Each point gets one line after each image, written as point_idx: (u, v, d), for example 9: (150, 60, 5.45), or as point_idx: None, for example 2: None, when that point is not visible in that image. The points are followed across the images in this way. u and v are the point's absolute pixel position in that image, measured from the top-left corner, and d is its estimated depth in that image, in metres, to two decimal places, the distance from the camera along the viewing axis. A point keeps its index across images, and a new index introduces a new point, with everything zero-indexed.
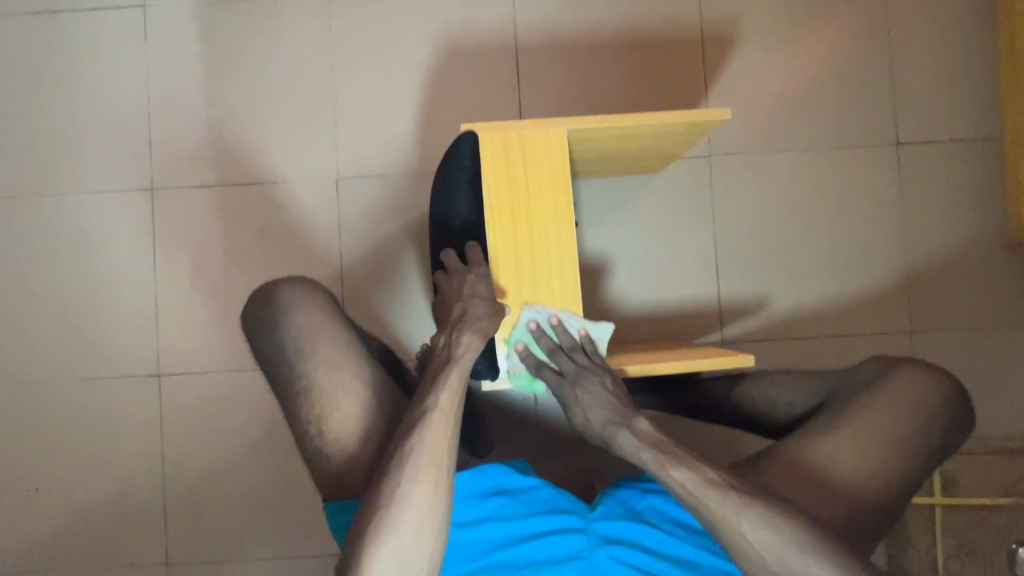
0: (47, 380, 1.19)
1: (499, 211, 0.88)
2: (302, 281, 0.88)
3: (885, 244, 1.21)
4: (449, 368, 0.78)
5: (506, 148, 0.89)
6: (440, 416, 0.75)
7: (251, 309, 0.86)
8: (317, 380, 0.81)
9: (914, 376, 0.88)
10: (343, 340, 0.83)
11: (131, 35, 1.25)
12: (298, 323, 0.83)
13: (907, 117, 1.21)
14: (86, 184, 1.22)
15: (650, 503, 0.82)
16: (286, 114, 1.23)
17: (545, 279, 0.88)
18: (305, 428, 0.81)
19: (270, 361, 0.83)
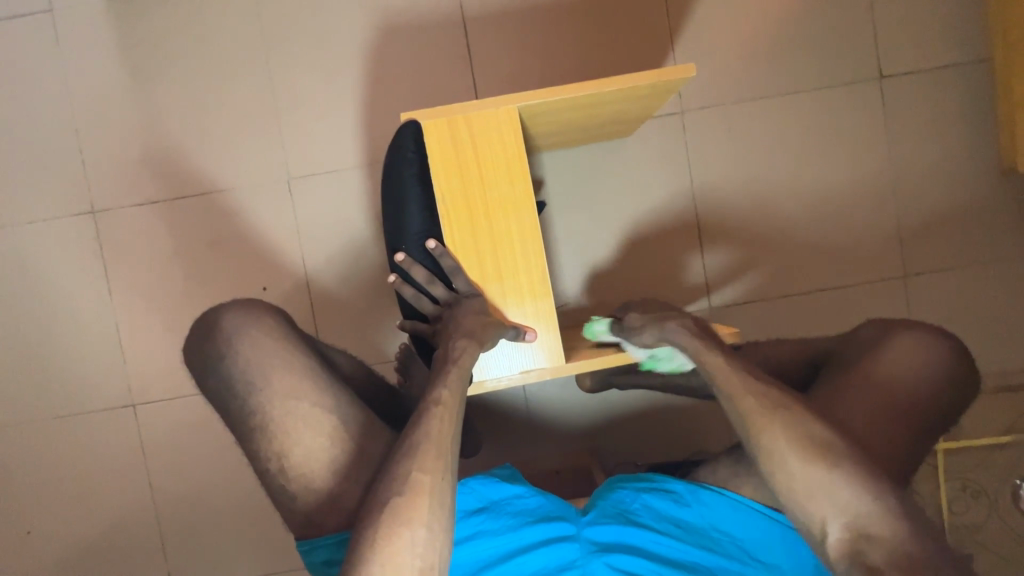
0: (32, 418, 1.18)
1: (455, 211, 0.77)
2: (252, 298, 0.78)
3: (872, 186, 1.16)
4: (450, 366, 0.70)
5: (452, 136, 0.76)
6: (443, 415, 0.65)
7: (194, 334, 0.75)
8: (273, 414, 0.69)
9: (918, 338, 0.79)
10: (300, 365, 0.72)
11: (40, 44, 1.14)
12: (249, 341, 0.72)
13: (888, 48, 1.14)
14: (25, 216, 1.16)
15: (647, 501, 0.76)
16: (220, 115, 1.13)
17: (511, 274, 0.78)
18: (265, 466, 0.70)
19: (220, 397, 0.72)
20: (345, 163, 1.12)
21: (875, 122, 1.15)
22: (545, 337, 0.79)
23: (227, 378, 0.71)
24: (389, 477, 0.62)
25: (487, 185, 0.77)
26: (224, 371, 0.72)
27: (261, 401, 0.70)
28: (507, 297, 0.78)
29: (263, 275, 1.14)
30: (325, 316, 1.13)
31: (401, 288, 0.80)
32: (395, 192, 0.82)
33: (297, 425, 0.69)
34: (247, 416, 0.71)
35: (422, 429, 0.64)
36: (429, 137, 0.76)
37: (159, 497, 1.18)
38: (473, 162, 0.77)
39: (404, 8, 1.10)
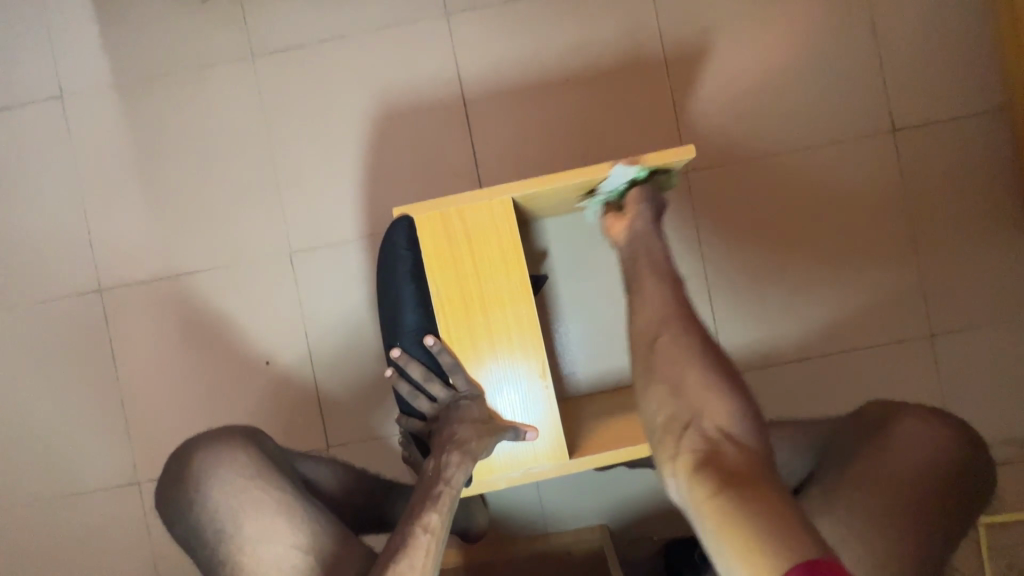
0: (39, 497, 1.18)
1: (450, 305, 0.75)
2: (224, 428, 0.82)
3: (890, 243, 1.11)
4: (442, 487, 0.70)
5: (446, 231, 0.74)
6: (427, 544, 0.66)
7: (169, 476, 0.78)
8: (244, 561, 0.71)
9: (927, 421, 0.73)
10: (271, 506, 0.74)
11: (52, 128, 1.17)
12: (217, 481, 0.75)
13: (900, 100, 1.10)
14: (35, 295, 1.17)
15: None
16: (222, 191, 1.14)
17: (510, 369, 0.75)
18: None
19: (195, 542, 0.75)
20: (345, 236, 1.11)
21: (890, 177, 1.10)
22: (548, 434, 0.75)
23: (197, 523, 0.74)
24: None
25: (483, 278, 0.75)
26: (200, 504, 0.75)
27: (232, 541, 0.72)
28: (507, 393, 0.75)
29: (265, 349, 1.13)
30: (328, 391, 1.12)
31: (396, 385, 0.79)
32: (387, 288, 0.80)
33: (273, 560, 0.71)
34: (220, 559, 0.72)
35: (406, 561, 0.65)
36: (422, 232, 0.74)
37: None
38: (468, 256, 0.75)
39: (402, 82, 1.11)
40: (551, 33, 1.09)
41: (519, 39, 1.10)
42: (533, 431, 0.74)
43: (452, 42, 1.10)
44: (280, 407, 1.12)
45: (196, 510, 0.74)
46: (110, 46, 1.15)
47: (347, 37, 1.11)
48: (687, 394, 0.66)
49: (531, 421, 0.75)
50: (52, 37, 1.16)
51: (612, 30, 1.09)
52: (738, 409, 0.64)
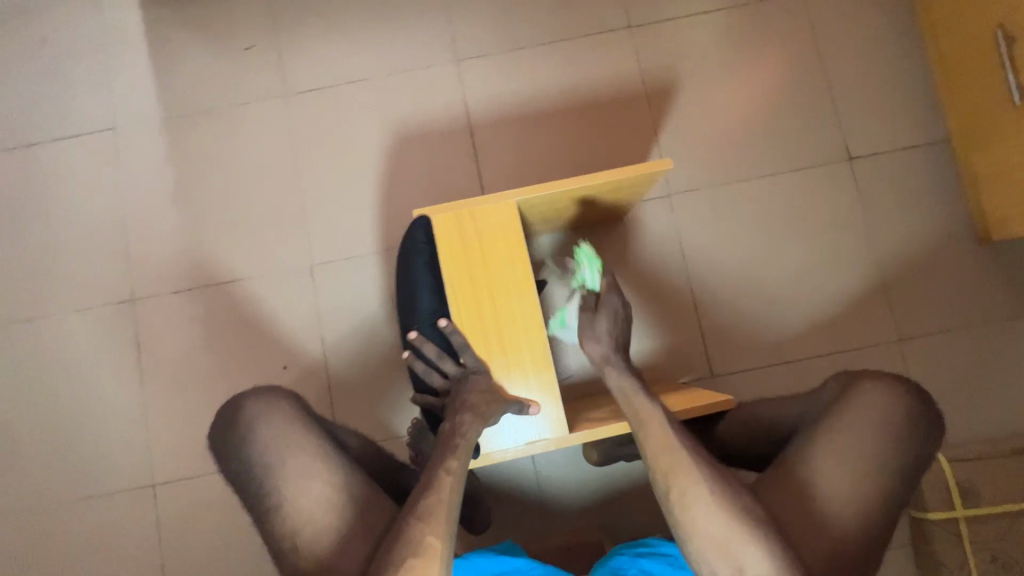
0: (57, 499, 1.22)
1: (461, 292, 0.85)
2: (273, 385, 0.91)
3: (854, 256, 1.23)
4: (461, 439, 0.76)
5: (460, 228, 0.86)
6: (450, 485, 0.71)
7: (220, 420, 0.86)
8: (287, 494, 0.79)
9: (884, 397, 0.79)
10: (312, 448, 0.82)
11: (103, 156, 1.31)
12: (266, 423, 0.84)
13: (853, 133, 1.25)
14: (72, 304, 1.27)
15: (642, 566, 0.78)
16: (252, 211, 1.27)
17: (514, 350, 0.84)
18: (279, 545, 0.77)
19: (240, 481, 0.82)
20: (363, 249, 1.23)
21: (850, 198, 1.24)
22: (548, 410, 0.83)
23: (247, 460, 0.82)
24: (397, 543, 0.66)
25: (491, 269, 0.85)
26: (249, 442, 0.83)
27: (277, 476, 0.80)
28: (512, 371, 0.84)
29: (283, 354, 1.21)
30: (342, 393, 1.19)
31: (413, 362, 0.88)
32: (407, 280, 0.94)
33: (312, 496, 0.79)
34: (264, 491, 0.80)
35: (430, 497, 0.70)
36: (438, 228, 0.85)
37: None
38: (478, 250, 0.86)
39: (417, 117, 1.26)
40: (547, 76, 1.26)
41: (520, 81, 1.26)
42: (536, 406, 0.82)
43: (461, 83, 1.27)
44: None
45: (246, 448, 0.82)
46: (161, 86, 1.32)
47: (370, 80, 1.28)
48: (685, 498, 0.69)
49: (534, 395, 0.83)
50: (110, 77, 1.32)
51: (600, 73, 1.26)
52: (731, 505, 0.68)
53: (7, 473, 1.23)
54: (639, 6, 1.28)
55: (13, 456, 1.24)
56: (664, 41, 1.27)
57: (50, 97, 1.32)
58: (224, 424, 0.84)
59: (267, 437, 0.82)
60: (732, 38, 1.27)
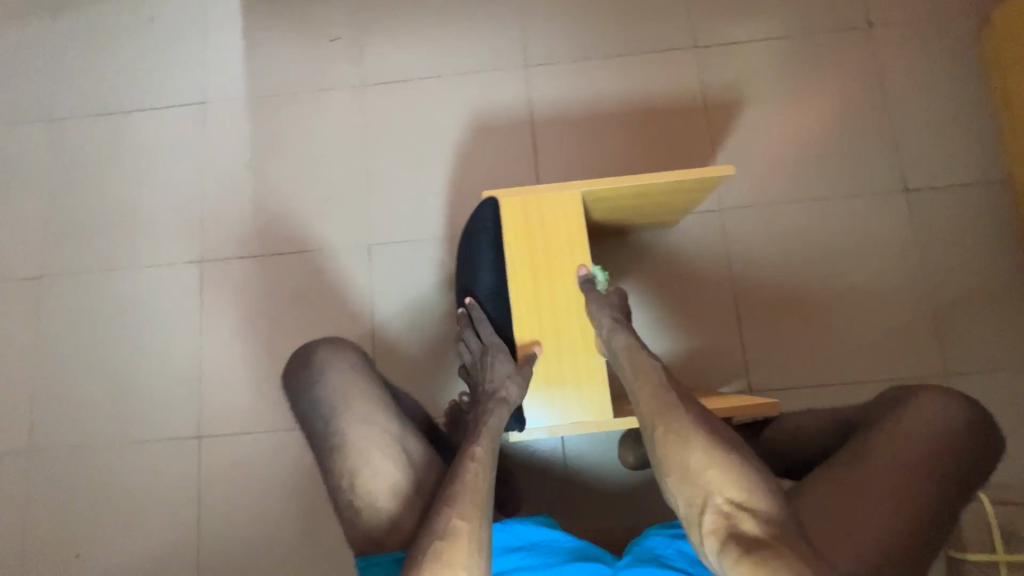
0: (111, 441, 1.29)
1: (521, 272, 0.90)
2: (341, 338, 0.99)
3: (904, 288, 1.22)
4: (485, 423, 0.80)
5: (525, 212, 0.90)
6: (477, 469, 0.73)
7: (294, 363, 0.95)
8: (349, 435, 0.86)
9: (937, 406, 0.79)
10: (374, 398, 0.90)
11: (190, 127, 1.41)
12: (334, 370, 0.92)
13: (911, 166, 1.26)
14: (146, 260, 1.36)
15: (680, 547, 0.78)
16: (320, 190, 1.34)
17: (565, 331, 0.89)
18: (338, 482, 0.85)
19: (308, 419, 0.90)
20: (420, 234, 1.29)
21: (904, 229, 1.24)
22: (591, 390, 0.87)
23: (316, 401, 0.90)
24: (430, 526, 0.67)
25: (551, 253, 0.90)
26: (319, 385, 0.91)
27: (341, 420, 0.88)
28: (562, 351, 0.88)
29: (335, 326, 1.28)
30: (387, 369, 1.24)
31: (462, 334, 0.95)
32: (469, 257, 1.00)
33: (371, 441, 0.86)
34: (328, 431, 0.88)
35: (459, 481, 0.72)
36: (506, 210, 0.91)
37: (206, 530, 1.24)
38: (541, 235, 0.90)
39: (484, 115, 1.33)
40: (611, 86, 1.32)
41: (584, 89, 1.32)
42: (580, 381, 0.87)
43: (528, 87, 1.33)
44: None
45: (316, 390, 0.91)
46: (250, 68, 1.42)
47: (443, 77, 1.36)
48: (693, 474, 0.66)
49: (580, 377, 0.87)
50: (205, 57, 1.44)
51: (663, 88, 1.31)
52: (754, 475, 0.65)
53: (68, 411, 1.31)
54: (706, 28, 1.33)
55: (74, 396, 1.32)
56: (727, 63, 1.32)
57: (150, 71, 1.44)
58: (298, 367, 0.93)
59: (335, 382, 0.90)
60: (795, 65, 1.31)
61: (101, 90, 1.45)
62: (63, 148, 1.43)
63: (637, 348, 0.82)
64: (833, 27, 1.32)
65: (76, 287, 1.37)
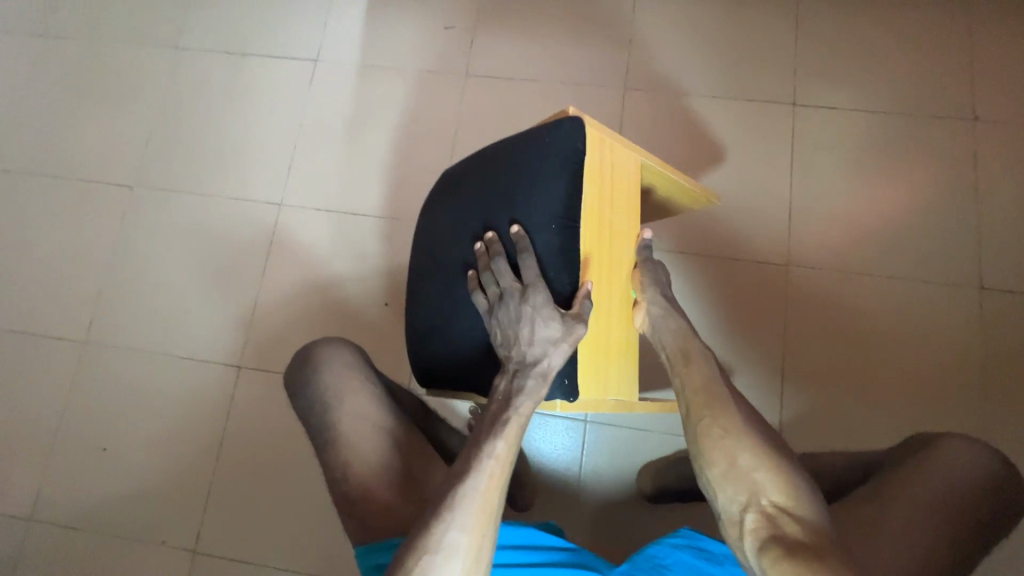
0: (156, 350, 1.36)
1: (591, 214, 0.81)
2: (331, 337, 1.07)
3: (962, 384, 1.18)
4: (511, 414, 0.73)
5: (602, 153, 0.82)
6: (498, 474, 0.69)
7: (291, 366, 1.04)
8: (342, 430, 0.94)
9: (966, 458, 0.80)
10: (368, 395, 0.98)
11: (299, 80, 1.50)
12: (330, 366, 1.00)
13: (997, 265, 1.23)
14: (230, 192, 1.45)
15: (680, 558, 0.79)
16: (405, 162, 1.41)
17: (612, 295, 0.87)
18: (334, 472, 0.92)
19: (304, 412, 0.99)
20: None
21: (972, 324, 1.21)
22: (623, 372, 0.87)
23: (316, 393, 0.98)
24: (427, 526, 0.66)
25: (613, 210, 0.85)
26: (314, 380, 1.00)
27: (334, 416, 0.96)
28: (610, 317, 0.86)
29: (388, 293, 1.34)
30: None
31: (507, 269, 0.79)
32: (521, 175, 0.82)
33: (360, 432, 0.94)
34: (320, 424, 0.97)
35: (471, 484, 0.68)
36: (589, 137, 0.79)
37: (223, 455, 1.29)
38: (608, 184, 0.84)
39: None
40: (702, 125, 1.34)
41: (676, 121, 1.35)
42: (622, 357, 0.87)
43: (622, 109, 1.37)
44: (384, 343, 1.30)
45: (314, 386, 0.99)
46: (367, 37, 1.50)
47: (544, 83, 1.41)
48: (744, 475, 0.68)
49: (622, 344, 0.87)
50: (328, 19, 1.53)
51: (752, 136, 1.33)
52: (803, 491, 0.65)
53: (126, 314, 1.39)
54: (808, 89, 1.35)
55: (135, 302, 1.40)
56: (822, 125, 1.33)
57: (275, 22, 1.54)
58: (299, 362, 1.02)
59: (334, 377, 0.99)
60: (891, 142, 1.31)
61: (227, 31, 1.55)
62: (179, 75, 1.54)
63: (690, 334, 0.84)
64: (938, 112, 1.32)
65: (160, 203, 1.46)
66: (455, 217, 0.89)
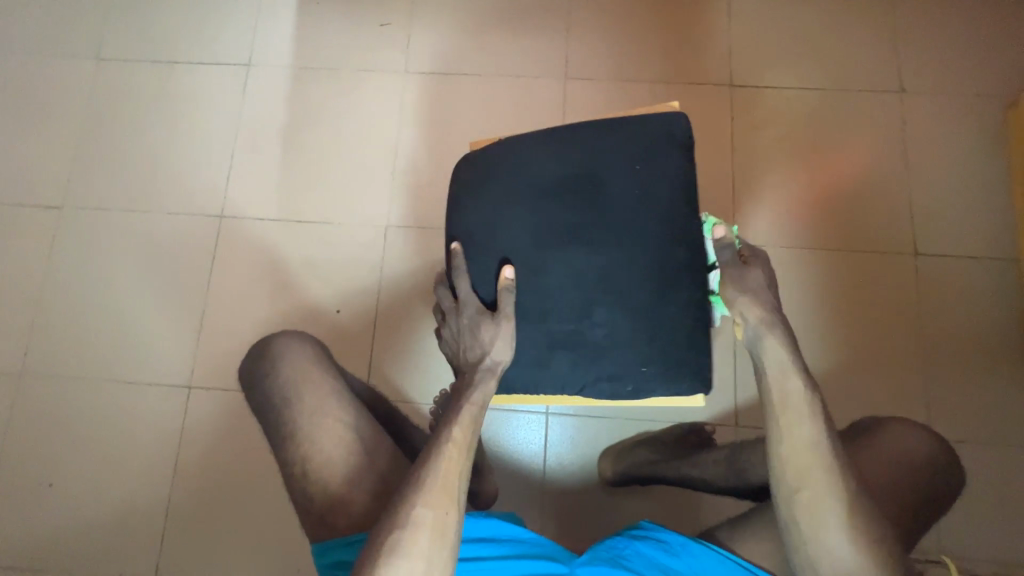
0: (99, 376, 1.31)
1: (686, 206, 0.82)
2: (295, 331, 1.03)
3: (901, 345, 1.23)
4: (464, 404, 0.78)
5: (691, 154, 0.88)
6: (455, 456, 0.74)
7: (251, 357, 1.01)
8: (301, 426, 0.90)
9: (903, 437, 0.84)
10: (327, 388, 0.94)
11: (232, 86, 1.44)
12: (289, 361, 0.96)
13: (926, 230, 1.28)
14: (166, 206, 1.39)
15: (638, 549, 0.79)
16: (347, 162, 1.38)
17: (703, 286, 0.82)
18: (291, 471, 0.89)
19: (263, 409, 0.95)
20: (435, 224, 1.33)
21: (908, 290, 1.25)
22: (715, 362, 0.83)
23: (270, 390, 0.95)
24: (395, 509, 0.71)
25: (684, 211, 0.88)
26: (272, 375, 0.96)
27: (293, 411, 0.92)
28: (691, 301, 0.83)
29: (338, 298, 1.31)
30: (384, 349, 1.28)
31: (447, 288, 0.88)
32: (605, 161, 0.82)
33: (322, 429, 0.89)
34: (273, 422, 0.93)
35: (430, 467, 0.73)
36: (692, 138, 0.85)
37: (178, 479, 1.25)
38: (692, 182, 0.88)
39: (516, 118, 1.36)
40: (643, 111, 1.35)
41: (616, 107, 1.35)
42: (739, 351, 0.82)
43: (563, 97, 1.37)
44: (337, 350, 1.28)
45: (271, 381, 0.95)
46: (299, 38, 1.46)
47: (483, 76, 1.39)
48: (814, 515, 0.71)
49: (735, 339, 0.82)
50: (258, 22, 1.48)
51: (692, 119, 1.34)
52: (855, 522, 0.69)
53: (63, 341, 1.33)
54: (743, 69, 1.37)
55: (72, 329, 1.33)
56: (756, 104, 1.35)
57: (203, 26, 1.48)
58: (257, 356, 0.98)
59: (291, 370, 0.95)
60: (824, 117, 1.34)
61: (152, 37, 1.48)
62: (101, 87, 1.46)
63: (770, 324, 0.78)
64: (865, 85, 1.35)
65: (92, 222, 1.39)
66: (522, 179, 0.83)
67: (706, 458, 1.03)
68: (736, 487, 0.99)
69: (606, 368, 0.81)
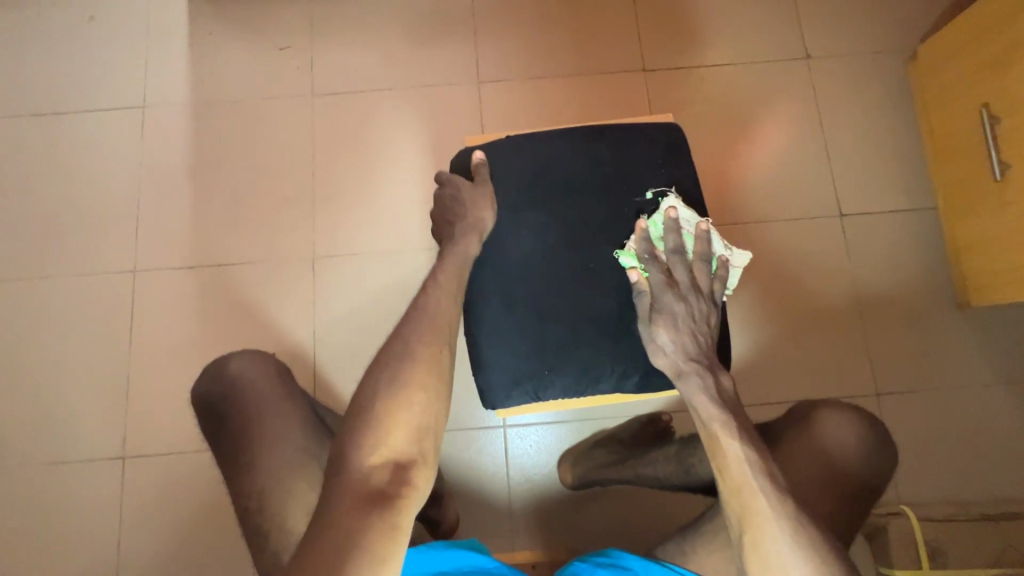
0: (21, 461, 1.21)
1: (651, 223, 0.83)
2: (261, 350, 0.96)
3: (838, 306, 1.25)
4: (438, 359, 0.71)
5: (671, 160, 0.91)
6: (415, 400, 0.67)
7: (204, 377, 0.92)
8: (258, 460, 0.84)
9: (843, 429, 0.82)
10: (295, 417, 0.88)
11: (129, 131, 1.35)
12: (252, 381, 0.90)
13: (847, 191, 1.31)
14: (71, 268, 1.29)
15: None
16: (264, 196, 1.31)
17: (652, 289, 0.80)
18: (246, 505, 0.83)
19: (219, 432, 0.88)
20: (365, 249, 1.28)
21: (838, 251, 1.28)
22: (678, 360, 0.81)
23: (227, 414, 0.88)
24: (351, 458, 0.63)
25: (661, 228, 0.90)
26: (231, 399, 0.88)
27: (254, 439, 0.85)
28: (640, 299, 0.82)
29: (273, 341, 1.25)
30: (327, 387, 1.23)
31: None
32: (602, 166, 0.85)
33: (274, 470, 0.83)
34: (228, 450, 0.86)
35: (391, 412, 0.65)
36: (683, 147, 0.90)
37: (123, 556, 1.17)
38: None
39: (434, 130, 1.32)
40: (560, 106, 1.33)
41: (534, 107, 1.33)
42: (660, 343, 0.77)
43: (480, 103, 1.33)
44: None
45: (228, 406, 0.88)
46: (196, 73, 1.38)
47: (395, 90, 1.35)
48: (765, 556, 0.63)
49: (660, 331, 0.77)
50: (148, 60, 1.39)
51: (611, 109, 1.33)
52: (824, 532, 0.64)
53: None
54: (654, 54, 1.37)
55: None
56: (671, 87, 1.35)
57: (88, 71, 1.39)
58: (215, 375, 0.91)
59: (255, 392, 0.88)
60: (738, 92, 1.35)
61: (32, 89, 1.38)
62: None
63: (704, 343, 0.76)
64: (773, 56, 1.37)
65: None
66: (518, 185, 0.85)
67: (658, 456, 1.01)
68: (686, 483, 0.97)
69: (548, 374, 0.81)
